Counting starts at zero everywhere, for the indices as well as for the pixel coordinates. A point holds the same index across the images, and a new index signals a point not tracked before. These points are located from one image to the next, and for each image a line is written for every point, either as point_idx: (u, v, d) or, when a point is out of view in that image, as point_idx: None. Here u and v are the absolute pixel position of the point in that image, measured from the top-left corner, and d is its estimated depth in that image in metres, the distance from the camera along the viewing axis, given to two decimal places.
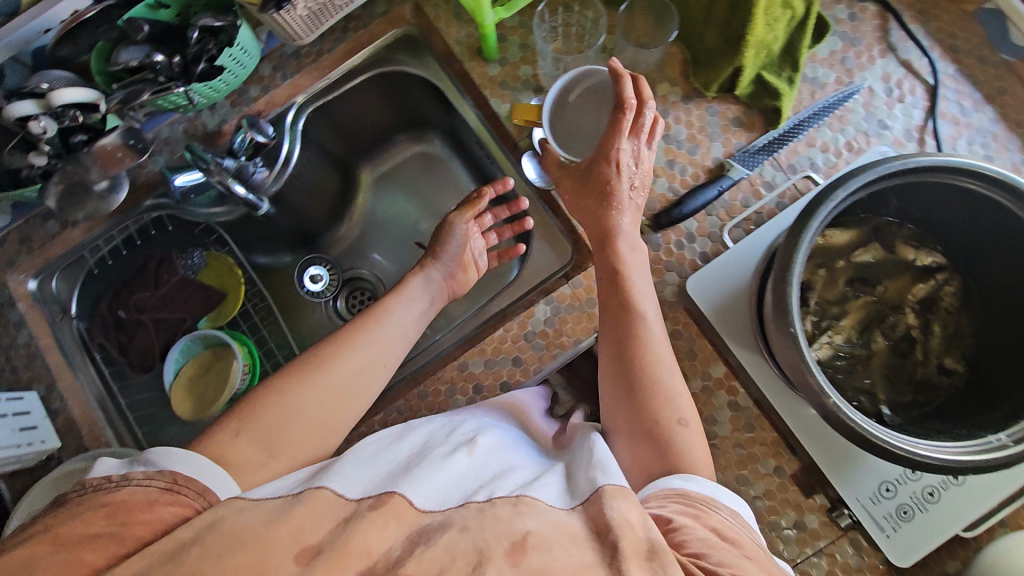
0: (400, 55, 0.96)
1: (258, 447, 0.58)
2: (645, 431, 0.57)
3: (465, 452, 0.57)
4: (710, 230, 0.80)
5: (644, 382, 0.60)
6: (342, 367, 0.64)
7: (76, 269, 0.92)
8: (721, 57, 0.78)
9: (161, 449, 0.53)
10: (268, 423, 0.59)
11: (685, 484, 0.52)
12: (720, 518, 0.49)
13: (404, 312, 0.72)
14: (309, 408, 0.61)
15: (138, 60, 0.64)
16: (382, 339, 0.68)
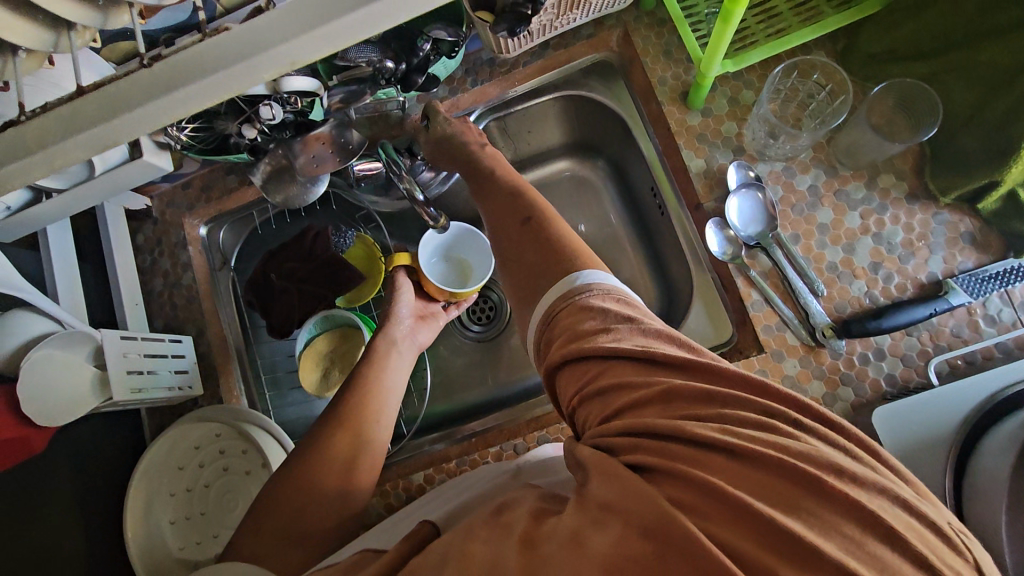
0: (592, 81, 0.92)
1: (284, 526, 0.63)
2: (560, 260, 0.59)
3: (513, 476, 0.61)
4: (905, 351, 0.70)
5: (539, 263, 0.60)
6: (341, 438, 0.70)
7: (244, 225, 1.00)
8: (975, 165, 0.68)
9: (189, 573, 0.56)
10: (282, 504, 0.64)
11: (601, 288, 0.53)
12: (624, 345, 0.46)
13: (396, 375, 0.80)
14: (313, 480, 0.66)
15: (367, 60, 0.64)
16: (380, 404, 0.75)
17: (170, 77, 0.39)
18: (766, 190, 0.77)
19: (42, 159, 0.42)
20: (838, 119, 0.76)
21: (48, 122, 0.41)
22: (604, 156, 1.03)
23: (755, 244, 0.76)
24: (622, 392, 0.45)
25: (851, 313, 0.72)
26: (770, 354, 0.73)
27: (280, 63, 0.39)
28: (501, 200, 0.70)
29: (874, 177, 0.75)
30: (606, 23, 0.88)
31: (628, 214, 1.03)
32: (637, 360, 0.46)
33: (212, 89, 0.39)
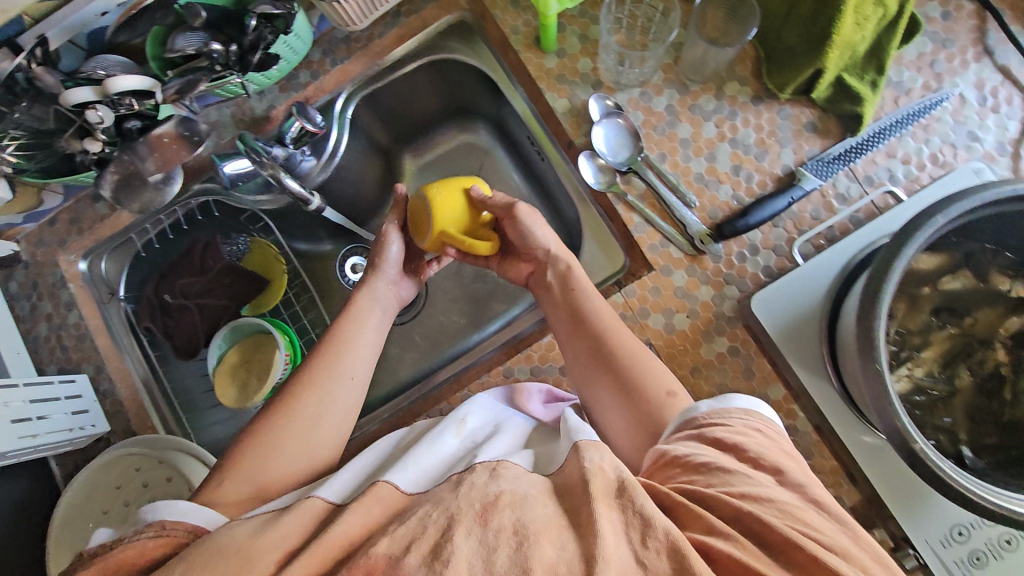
0: (452, 41, 0.92)
1: (249, 477, 0.61)
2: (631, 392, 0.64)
3: (454, 432, 0.62)
4: (775, 242, 0.75)
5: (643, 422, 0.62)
6: (305, 394, 0.66)
7: (126, 250, 0.92)
8: (801, 57, 0.73)
9: (146, 507, 0.54)
10: (243, 463, 0.61)
11: (716, 404, 0.55)
12: (729, 437, 0.51)
13: (374, 331, 0.74)
14: (290, 447, 0.63)
15: (195, 48, 0.62)
16: (354, 359, 0.70)
17: None
18: (624, 116, 0.80)
19: None
20: (675, 34, 0.79)
21: None
22: (484, 118, 1.04)
23: (626, 169, 0.80)
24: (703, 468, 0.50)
25: (723, 217, 0.77)
26: (660, 271, 0.77)
27: None
28: (581, 309, 0.70)
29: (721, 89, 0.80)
30: None
31: (519, 168, 1.05)
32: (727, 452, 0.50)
33: None
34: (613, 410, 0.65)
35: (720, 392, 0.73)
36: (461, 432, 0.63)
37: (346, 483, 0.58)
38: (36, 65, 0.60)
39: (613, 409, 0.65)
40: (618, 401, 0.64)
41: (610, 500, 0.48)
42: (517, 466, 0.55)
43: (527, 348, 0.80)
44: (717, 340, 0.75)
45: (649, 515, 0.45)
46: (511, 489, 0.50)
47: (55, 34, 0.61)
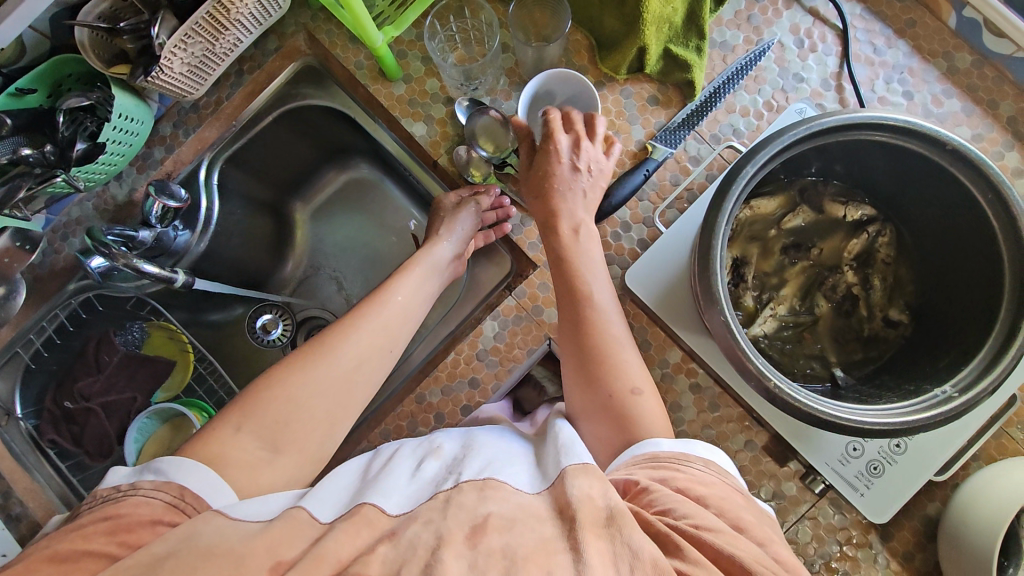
0: (304, 88, 0.92)
1: (264, 431, 0.58)
2: (600, 389, 0.60)
3: (433, 458, 0.59)
4: (644, 215, 0.78)
5: (600, 356, 0.62)
6: (348, 354, 0.64)
7: (13, 366, 0.87)
8: (623, 39, 0.76)
9: (174, 460, 0.53)
10: (267, 411, 0.59)
11: (677, 446, 0.54)
12: (688, 482, 0.50)
13: (410, 289, 0.72)
14: (319, 400, 0.61)
15: (7, 157, 0.60)
16: (393, 328, 0.68)
17: None
18: (490, 110, 0.80)
19: None
20: (496, 40, 0.82)
21: None
22: (359, 153, 1.04)
23: (500, 163, 0.82)
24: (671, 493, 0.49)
25: None
26: (543, 266, 0.80)
27: None
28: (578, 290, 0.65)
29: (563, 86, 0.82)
30: (288, 31, 0.90)
31: (406, 194, 1.05)
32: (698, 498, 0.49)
33: None
34: (581, 377, 0.61)
35: None
36: (440, 457, 0.59)
37: (338, 503, 0.55)
38: None
39: (581, 375, 0.61)
40: (590, 369, 0.61)
41: (599, 530, 0.46)
42: (507, 485, 0.52)
43: (436, 369, 0.80)
44: None
45: (636, 547, 0.44)
46: (500, 512, 0.49)
47: None
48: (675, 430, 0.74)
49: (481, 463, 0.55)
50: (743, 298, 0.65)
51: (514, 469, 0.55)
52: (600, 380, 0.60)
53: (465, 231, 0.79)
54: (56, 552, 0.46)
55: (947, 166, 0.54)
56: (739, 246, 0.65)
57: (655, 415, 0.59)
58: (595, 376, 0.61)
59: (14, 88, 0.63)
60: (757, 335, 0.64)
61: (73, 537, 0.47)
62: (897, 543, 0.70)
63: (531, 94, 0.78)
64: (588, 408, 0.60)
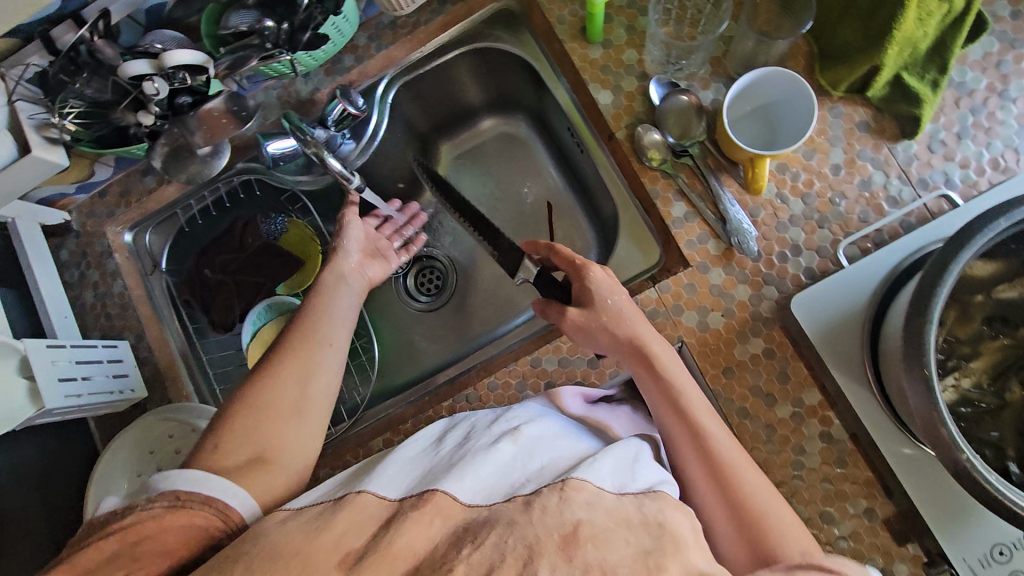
0: (497, 31, 0.92)
1: (246, 444, 0.61)
2: (722, 489, 0.57)
3: (509, 441, 0.57)
4: (820, 243, 0.73)
5: (714, 448, 0.59)
6: (286, 372, 0.66)
7: (171, 224, 0.96)
8: (858, 53, 0.70)
9: (162, 475, 0.55)
10: (239, 430, 0.61)
11: (789, 554, 0.52)
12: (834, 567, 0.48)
13: (348, 301, 0.77)
14: (285, 399, 0.64)
15: (248, 25, 0.64)
16: (337, 314, 0.74)
17: None
18: (685, 94, 0.78)
19: None
20: (723, 26, 0.77)
21: None
22: (524, 108, 1.03)
23: (681, 149, 0.77)
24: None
25: (765, 216, 0.75)
26: (696, 267, 0.76)
27: None
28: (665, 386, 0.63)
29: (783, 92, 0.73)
30: None
31: (556, 160, 1.04)
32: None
33: None
34: (697, 469, 0.59)
35: (752, 394, 0.71)
36: (517, 440, 0.57)
37: (406, 484, 0.56)
38: (98, 38, 0.63)
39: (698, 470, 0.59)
40: (706, 471, 0.58)
41: None
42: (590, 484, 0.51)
43: (557, 339, 0.80)
44: (752, 340, 0.73)
45: None
46: (591, 521, 0.48)
47: (117, 8, 0.64)
48: (791, 473, 0.69)
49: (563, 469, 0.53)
50: None
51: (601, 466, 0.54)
52: (716, 477, 0.58)
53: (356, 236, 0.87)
54: (73, 565, 0.49)
55: None
56: None
57: (780, 506, 0.57)
58: (732, 488, 0.57)
59: None
60: None
61: (88, 552, 0.50)
62: None
63: (739, 89, 0.74)
64: (710, 509, 0.58)
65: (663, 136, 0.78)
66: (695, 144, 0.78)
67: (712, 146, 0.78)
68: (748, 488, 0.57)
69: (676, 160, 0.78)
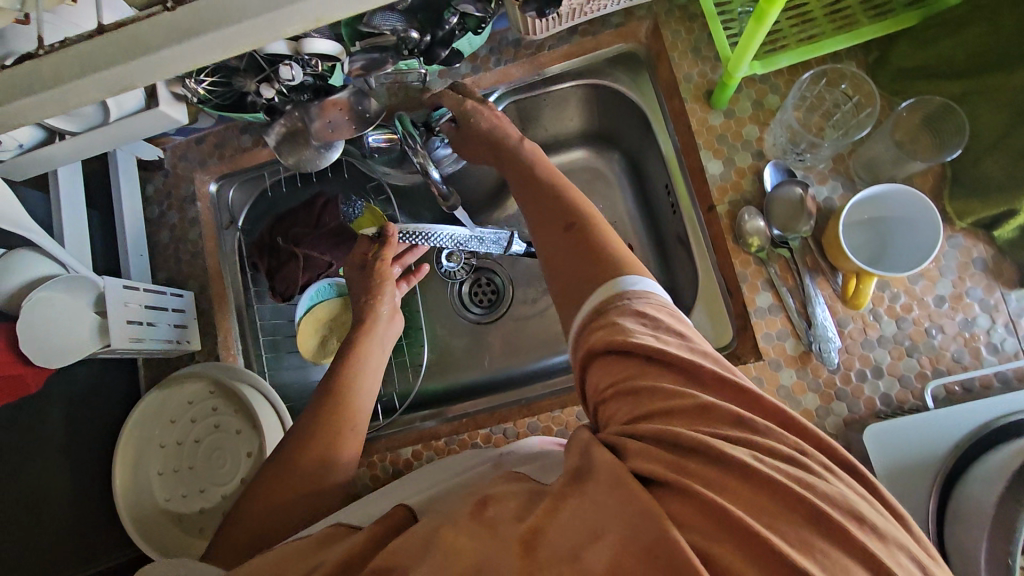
0: (617, 71, 0.90)
1: (257, 525, 0.62)
2: (585, 247, 0.58)
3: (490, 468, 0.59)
4: (903, 372, 0.70)
5: (578, 215, 0.62)
6: (293, 458, 0.66)
7: (255, 185, 0.98)
8: (996, 191, 0.67)
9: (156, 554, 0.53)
10: (257, 508, 0.63)
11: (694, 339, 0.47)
12: (700, 372, 0.44)
13: (375, 361, 0.78)
14: (294, 474, 0.65)
15: (391, 29, 0.62)
16: (363, 375, 0.75)
17: (129, 44, 0.39)
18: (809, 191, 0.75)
19: (54, 96, 0.42)
20: (860, 132, 0.74)
21: (64, 60, 0.40)
22: (622, 149, 1.01)
23: (781, 241, 0.75)
24: (633, 395, 0.44)
25: (852, 329, 0.72)
26: (767, 363, 0.73)
27: (293, 25, 0.38)
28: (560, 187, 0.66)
29: (905, 208, 0.69)
30: (637, 13, 0.86)
31: (641, 210, 1.01)
32: (723, 395, 0.43)
33: (222, 43, 0.39)
34: (560, 229, 0.61)
35: None
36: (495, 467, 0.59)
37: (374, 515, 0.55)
38: None
39: (560, 227, 0.61)
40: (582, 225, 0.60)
41: None
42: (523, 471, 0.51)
43: None
44: None
45: None
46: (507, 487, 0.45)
47: None
48: None
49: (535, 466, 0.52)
50: None
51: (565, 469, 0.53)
52: (596, 230, 0.59)
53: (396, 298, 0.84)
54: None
55: None
56: None
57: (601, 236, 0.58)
58: (607, 250, 0.57)
59: None
60: None
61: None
62: None
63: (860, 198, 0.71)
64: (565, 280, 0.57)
65: (767, 223, 0.75)
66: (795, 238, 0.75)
67: (816, 245, 0.75)
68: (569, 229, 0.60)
69: (773, 250, 0.75)
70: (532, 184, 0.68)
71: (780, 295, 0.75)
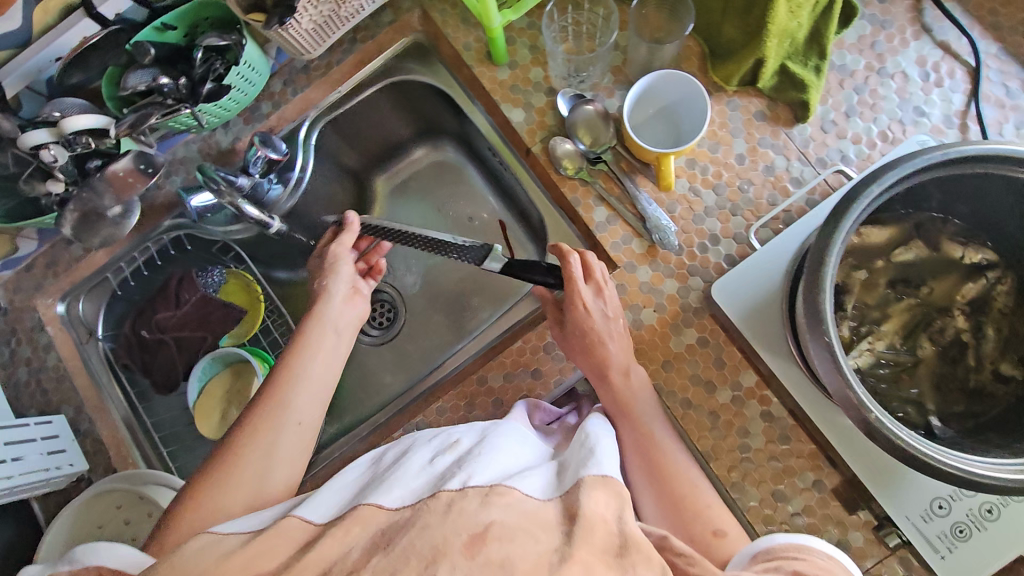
0: (408, 63, 0.94)
1: (207, 508, 0.59)
2: (668, 504, 0.61)
3: (447, 453, 0.56)
4: (736, 231, 0.76)
5: (642, 434, 0.66)
6: (250, 446, 0.63)
7: (101, 291, 0.93)
8: (741, 49, 0.75)
9: (86, 550, 0.52)
10: (218, 484, 0.61)
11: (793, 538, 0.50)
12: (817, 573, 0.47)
13: (338, 343, 0.74)
14: (253, 459, 0.63)
15: (146, 84, 0.66)
16: (318, 359, 0.70)
17: None
18: (590, 103, 0.80)
19: None
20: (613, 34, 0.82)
21: None
22: (448, 134, 1.04)
23: (595, 157, 0.80)
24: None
25: (682, 211, 0.78)
26: (623, 268, 0.77)
27: None
28: (626, 380, 0.69)
29: (682, 87, 0.76)
30: (404, 7, 0.91)
31: (488, 184, 1.04)
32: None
33: None
34: (639, 469, 0.64)
35: (693, 382, 0.74)
36: (455, 451, 0.57)
37: (331, 508, 0.54)
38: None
39: (632, 453, 0.65)
40: (623, 407, 0.67)
41: None
42: (516, 492, 0.51)
43: (500, 355, 0.79)
44: (685, 332, 0.75)
45: None
46: (502, 522, 0.47)
47: (11, 82, 0.63)
48: (739, 455, 0.72)
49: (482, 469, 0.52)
50: (839, 326, 0.62)
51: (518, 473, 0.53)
52: (661, 475, 0.63)
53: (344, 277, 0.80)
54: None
55: None
56: (842, 272, 0.62)
57: (682, 463, 0.64)
58: (659, 466, 0.64)
59: (160, 23, 0.67)
60: (851, 366, 0.61)
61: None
62: None
63: (638, 94, 0.78)
64: (649, 495, 0.63)
65: (574, 146, 0.81)
66: (605, 151, 0.80)
67: (625, 150, 0.81)
68: (686, 513, 0.60)
69: (592, 167, 0.81)
70: (589, 359, 0.70)
71: (608, 202, 0.80)
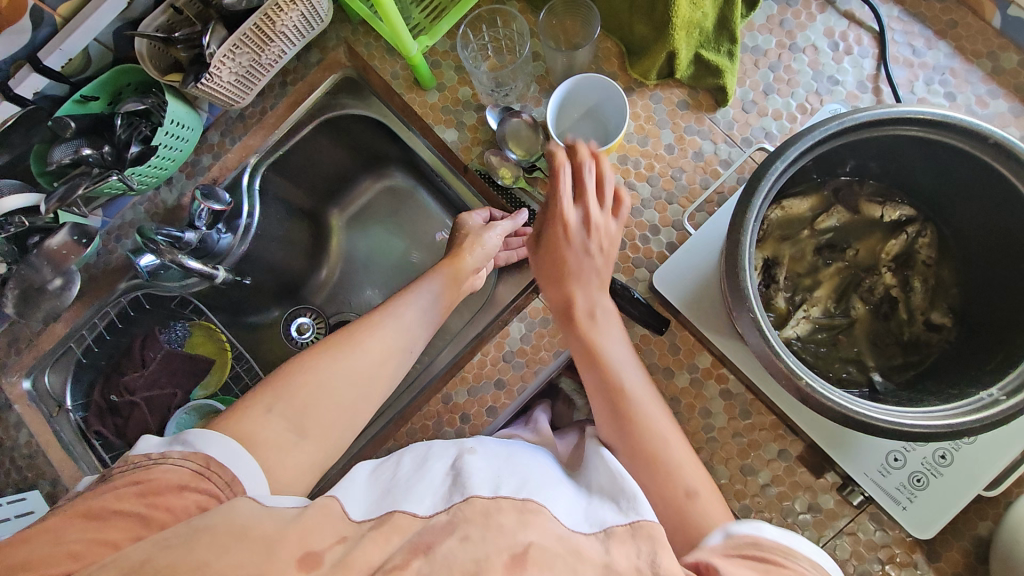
0: (342, 98, 0.94)
1: (287, 422, 0.59)
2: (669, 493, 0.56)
3: (470, 455, 0.59)
4: (673, 219, 0.78)
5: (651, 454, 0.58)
6: (342, 373, 0.62)
7: (66, 361, 0.92)
8: (652, 45, 0.77)
9: (198, 431, 0.56)
10: (298, 398, 0.60)
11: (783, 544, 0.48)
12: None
13: (429, 304, 0.71)
14: (341, 391, 0.62)
15: (70, 156, 0.69)
16: (410, 318, 0.69)
17: None
18: (517, 114, 0.83)
19: None
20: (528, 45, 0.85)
21: None
22: (395, 161, 1.03)
23: (530, 166, 0.83)
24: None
25: None
26: None
27: None
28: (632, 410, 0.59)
29: (597, 92, 0.80)
30: (329, 45, 0.93)
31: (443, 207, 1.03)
32: None
33: None
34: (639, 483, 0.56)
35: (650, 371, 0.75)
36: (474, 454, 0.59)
37: (375, 504, 0.55)
38: None
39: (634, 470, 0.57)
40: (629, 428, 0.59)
41: None
42: (547, 511, 0.52)
43: (462, 370, 0.80)
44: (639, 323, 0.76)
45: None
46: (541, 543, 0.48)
47: None
48: (705, 436, 0.73)
49: (517, 483, 0.54)
50: (774, 298, 0.65)
51: (554, 495, 0.55)
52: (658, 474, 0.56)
53: (493, 247, 0.79)
54: (87, 508, 0.49)
55: (1001, 171, 0.53)
56: (770, 247, 0.65)
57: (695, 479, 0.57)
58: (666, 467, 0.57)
59: (80, 96, 0.69)
60: (790, 337, 0.64)
61: (107, 496, 0.50)
62: (945, 564, 0.69)
63: (560, 99, 0.80)
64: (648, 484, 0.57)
65: (505, 158, 0.84)
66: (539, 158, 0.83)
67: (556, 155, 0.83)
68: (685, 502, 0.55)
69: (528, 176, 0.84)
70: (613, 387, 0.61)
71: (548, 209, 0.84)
